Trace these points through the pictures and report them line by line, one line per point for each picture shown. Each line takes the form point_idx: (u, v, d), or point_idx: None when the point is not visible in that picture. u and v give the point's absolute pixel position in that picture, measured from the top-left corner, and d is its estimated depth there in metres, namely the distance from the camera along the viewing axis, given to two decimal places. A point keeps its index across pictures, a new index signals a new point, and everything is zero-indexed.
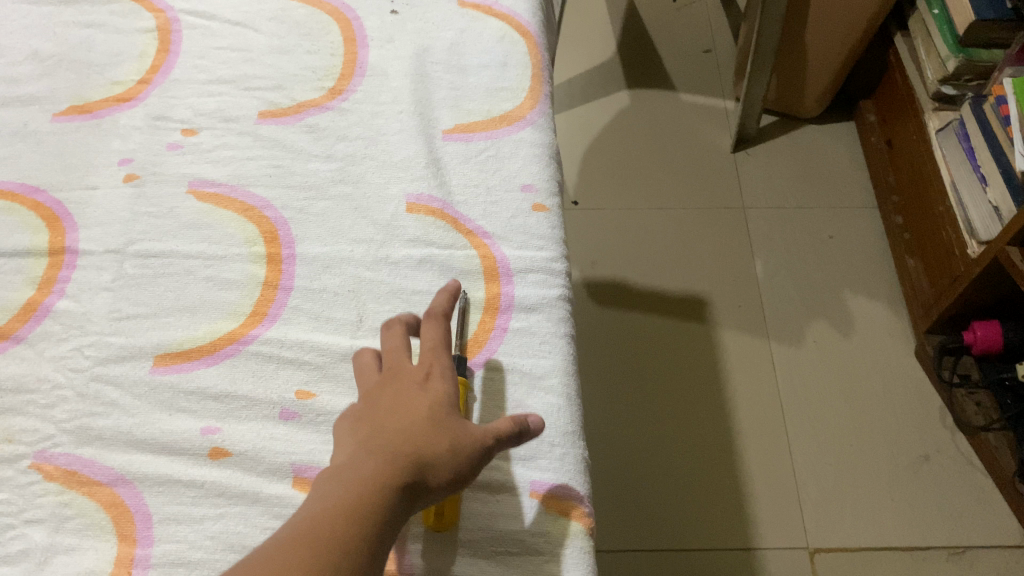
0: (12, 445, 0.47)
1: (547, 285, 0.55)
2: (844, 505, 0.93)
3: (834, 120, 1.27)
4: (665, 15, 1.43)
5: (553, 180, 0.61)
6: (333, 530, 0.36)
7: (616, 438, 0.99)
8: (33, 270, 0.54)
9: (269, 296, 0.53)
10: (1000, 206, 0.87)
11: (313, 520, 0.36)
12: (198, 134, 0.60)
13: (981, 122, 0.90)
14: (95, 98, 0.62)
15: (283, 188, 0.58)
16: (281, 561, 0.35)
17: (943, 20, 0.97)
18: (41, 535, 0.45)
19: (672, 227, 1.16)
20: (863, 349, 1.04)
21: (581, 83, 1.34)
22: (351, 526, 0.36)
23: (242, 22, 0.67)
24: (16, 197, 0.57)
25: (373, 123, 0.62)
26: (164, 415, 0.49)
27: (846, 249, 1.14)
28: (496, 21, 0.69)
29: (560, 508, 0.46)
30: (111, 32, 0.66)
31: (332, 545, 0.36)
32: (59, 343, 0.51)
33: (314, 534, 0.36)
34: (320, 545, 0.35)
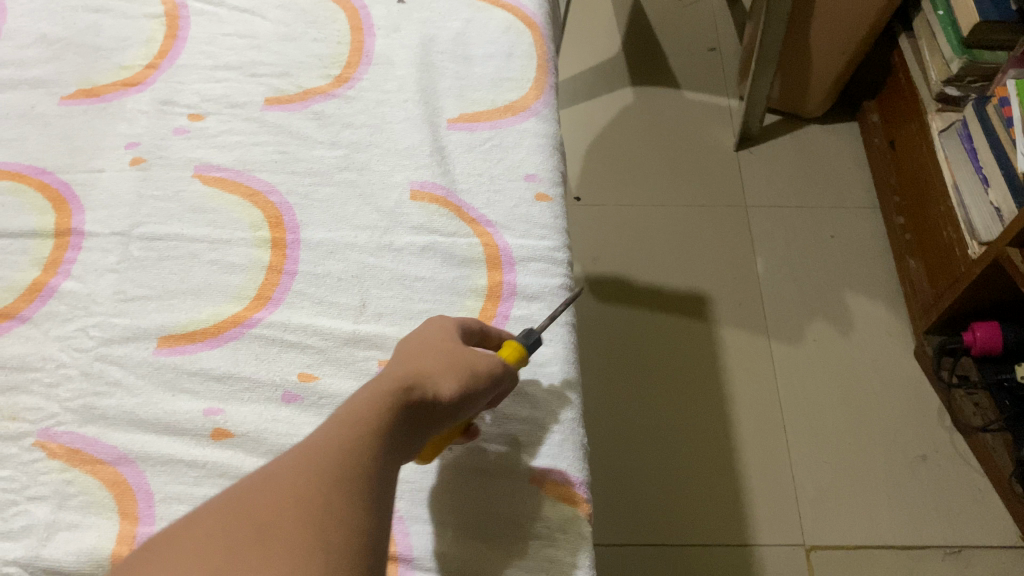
0: (16, 422, 0.48)
1: (548, 274, 0.55)
2: (841, 503, 0.93)
3: (837, 120, 1.28)
4: (670, 13, 1.43)
5: (556, 171, 0.61)
6: (373, 441, 0.35)
7: (615, 433, 0.99)
8: (39, 251, 0.54)
9: (273, 280, 0.54)
10: (1000, 206, 0.87)
11: (356, 427, 0.35)
12: (204, 119, 0.61)
13: (983, 123, 0.90)
14: (102, 83, 0.62)
15: (287, 174, 0.58)
16: (321, 454, 0.33)
17: (947, 22, 0.98)
18: (44, 511, 0.45)
19: (674, 224, 1.17)
20: (863, 348, 1.05)
21: (585, 80, 1.34)
22: (388, 447, 0.35)
23: (249, 9, 0.67)
24: (23, 178, 0.57)
25: (378, 111, 0.62)
26: (166, 396, 0.49)
27: (847, 248, 1.14)
28: (501, 12, 0.69)
29: (558, 493, 0.47)
30: (119, 17, 0.66)
31: (374, 456, 0.34)
32: (64, 323, 0.51)
33: (357, 441, 0.34)
34: (362, 454, 0.34)
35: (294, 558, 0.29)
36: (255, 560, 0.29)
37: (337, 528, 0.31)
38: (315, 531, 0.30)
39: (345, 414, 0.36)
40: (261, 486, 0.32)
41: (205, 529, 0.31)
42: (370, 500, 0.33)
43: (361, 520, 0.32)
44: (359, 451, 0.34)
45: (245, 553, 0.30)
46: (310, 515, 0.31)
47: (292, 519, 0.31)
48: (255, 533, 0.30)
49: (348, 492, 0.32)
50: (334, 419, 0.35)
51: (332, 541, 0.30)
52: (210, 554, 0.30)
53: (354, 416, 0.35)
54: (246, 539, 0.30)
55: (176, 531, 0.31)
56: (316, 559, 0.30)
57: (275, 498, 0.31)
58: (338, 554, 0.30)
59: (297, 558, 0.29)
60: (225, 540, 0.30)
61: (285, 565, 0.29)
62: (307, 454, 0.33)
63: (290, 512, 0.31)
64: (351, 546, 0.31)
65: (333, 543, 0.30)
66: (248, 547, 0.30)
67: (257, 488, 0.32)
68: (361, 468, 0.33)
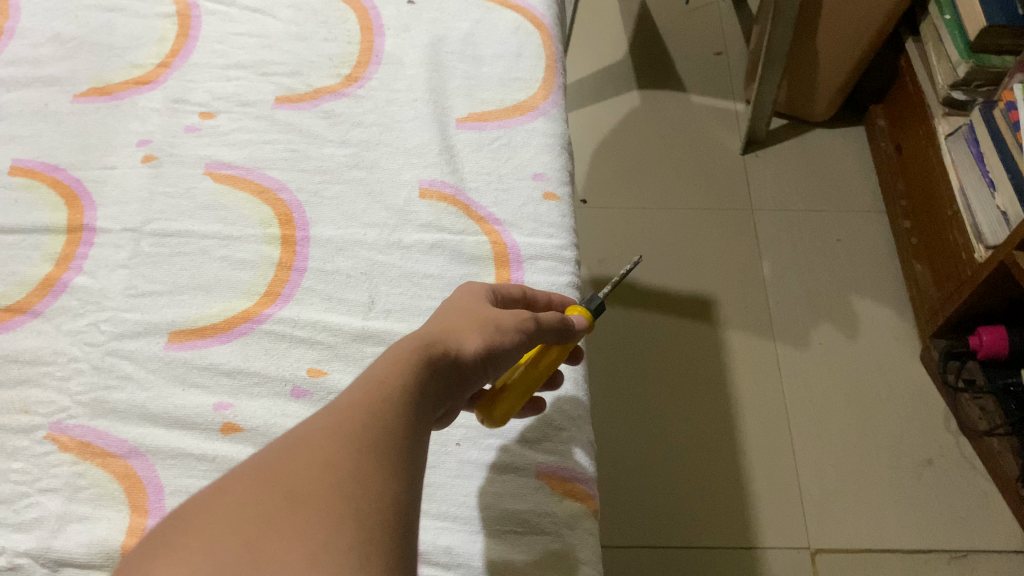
0: (28, 415, 0.48)
1: (556, 272, 0.56)
2: (847, 506, 0.93)
3: (844, 123, 1.28)
4: (676, 17, 1.43)
5: (564, 170, 0.62)
6: (399, 404, 0.35)
7: (621, 435, 0.99)
8: (52, 247, 0.54)
9: (283, 277, 0.54)
10: (1007, 211, 0.87)
11: (382, 390, 0.35)
12: (215, 118, 0.61)
13: (990, 127, 0.90)
14: (114, 81, 0.63)
15: (297, 172, 0.59)
16: (347, 422, 0.33)
17: (954, 26, 0.98)
18: (55, 503, 0.45)
19: (680, 227, 1.17)
20: (868, 351, 1.05)
21: (592, 83, 1.35)
22: (414, 411, 0.36)
23: (260, 9, 0.68)
24: (36, 175, 0.58)
25: (388, 110, 0.62)
26: (176, 390, 0.49)
27: (853, 252, 1.14)
28: (510, 13, 0.69)
29: (565, 489, 0.48)
30: (131, 16, 0.66)
31: (400, 419, 0.35)
32: (76, 317, 0.52)
33: (382, 404, 0.35)
34: (388, 418, 0.34)
35: (326, 521, 0.29)
36: (287, 522, 0.29)
37: (367, 493, 0.31)
38: (345, 496, 0.30)
39: (372, 374, 0.36)
40: (286, 452, 0.32)
41: (229, 498, 0.30)
42: (398, 469, 0.33)
43: (390, 488, 0.32)
44: (385, 418, 0.34)
45: (274, 516, 0.29)
46: (337, 482, 0.31)
47: (321, 485, 0.30)
48: (284, 497, 0.30)
49: (376, 460, 0.32)
50: (360, 382, 0.36)
51: (362, 506, 0.30)
52: (238, 518, 0.29)
53: (380, 376, 0.36)
54: (274, 503, 0.29)
55: (198, 499, 0.30)
56: (348, 522, 0.29)
57: (298, 468, 0.31)
58: (369, 519, 0.30)
59: (328, 520, 0.29)
60: (253, 505, 0.29)
61: (316, 526, 0.29)
62: (333, 423, 0.33)
63: (318, 478, 0.31)
64: (382, 511, 0.31)
65: (364, 508, 0.30)
66: (277, 511, 0.29)
67: (282, 454, 0.32)
68: (388, 431, 0.34)
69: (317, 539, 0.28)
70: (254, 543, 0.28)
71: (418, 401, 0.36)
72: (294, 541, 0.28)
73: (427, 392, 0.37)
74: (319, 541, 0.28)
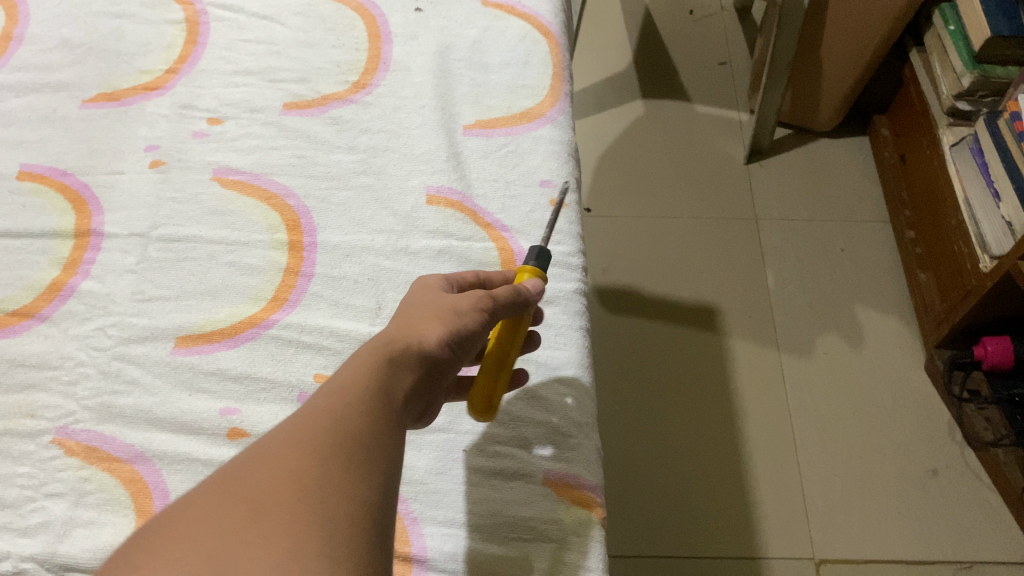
0: (35, 420, 0.48)
1: (564, 278, 0.57)
2: (852, 518, 0.93)
3: (848, 133, 1.28)
4: (681, 26, 1.43)
5: (571, 177, 0.62)
6: (368, 405, 0.35)
7: (623, 444, 0.99)
8: (59, 252, 0.54)
9: (290, 282, 0.54)
10: (1012, 221, 0.87)
11: (344, 396, 0.35)
12: (223, 123, 0.61)
13: (994, 138, 0.91)
14: (122, 87, 0.63)
15: (305, 178, 0.59)
16: (312, 432, 0.33)
17: (959, 37, 0.98)
18: (61, 508, 0.45)
19: (685, 236, 1.17)
20: (873, 361, 1.05)
21: (596, 92, 1.35)
22: (383, 407, 0.36)
23: (269, 16, 0.68)
24: (44, 179, 0.58)
25: (395, 116, 0.63)
26: (183, 395, 0.49)
27: (858, 262, 1.14)
28: (518, 21, 0.70)
29: (572, 496, 0.47)
30: (140, 23, 0.67)
31: (369, 417, 0.35)
32: (82, 322, 0.52)
33: (345, 409, 0.34)
34: (353, 420, 0.34)
35: (291, 527, 0.29)
36: (250, 533, 0.29)
37: (334, 499, 0.30)
38: (311, 502, 0.30)
39: (335, 383, 0.36)
40: (251, 466, 0.32)
41: (196, 513, 0.30)
42: (369, 474, 0.32)
43: (360, 493, 0.31)
44: (352, 424, 0.34)
45: (238, 528, 0.29)
46: (303, 489, 0.30)
47: (287, 494, 0.30)
48: (248, 508, 0.30)
49: (343, 466, 0.32)
50: (323, 393, 0.36)
51: (329, 513, 0.30)
52: (200, 535, 0.29)
53: (345, 385, 0.36)
54: (238, 517, 0.29)
55: (163, 520, 0.30)
56: (316, 527, 0.29)
57: (265, 480, 0.31)
58: (337, 523, 0.30)
59: (294, 528, 0.29)
60: (218, 517, 0.29)
61: (280, 537, 0.28)
62: (297, 435, 0.33)
63: (283, 487, 0.30)
64: (352, 515, 0.30)
65: (331, 513, 0.30)
66: (241, 522, 0.29)
67: (246, 469, 0.32)
68: (355, 436, 0.33)
69: (282, 548, 0.28)
70: (221, 556, 0.28)
71: (390, 394, 0.37)
72: (257, 551, 0.28)
73: (399, 385, 0.38)
74: (284, 550, 0.28)
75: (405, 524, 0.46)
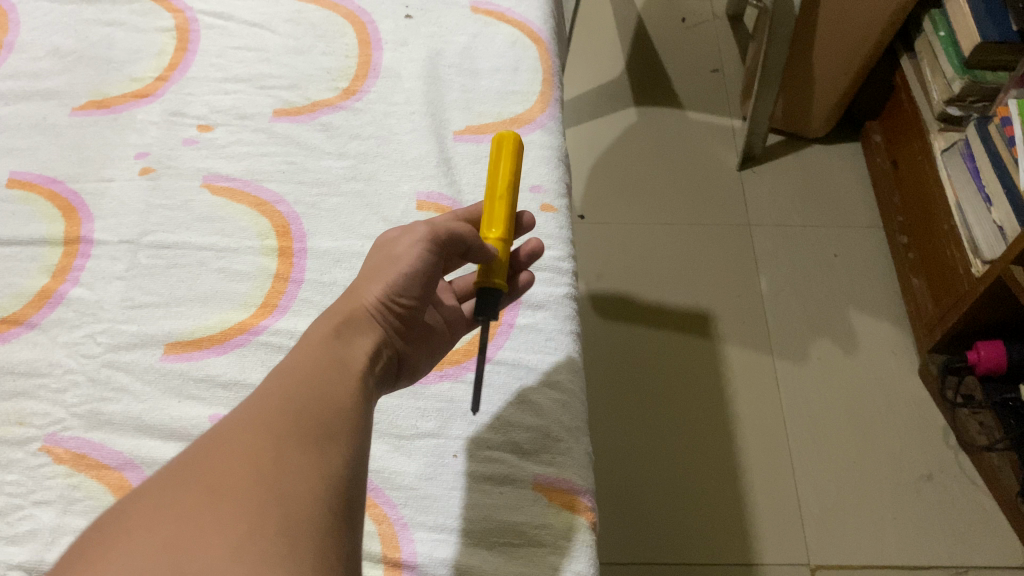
0: (23, 427, 0.48)
1: (554, 283, 0.57)
2: (846, 523, 0.93)
3: (840, 139, 1.28)
4: (673, 34, 1.44)
5: (561, 182, 0.62)
6: (321, 378, 0.38)
7: (617, 449, 0.99)
8: (48, 259, 0.54)
9: (279, 288, 0.54)
10: (1004, 225, 0.87)
11: (297, 373, 0.38)
12: (213, 130, 0.61)
13: (985, 143, 0.91)
14: (113, 94, 0.63)
15: (295, 184, 0.59)
16: (265, 415, 0.35)
17: (949, 43, 0.99)
18: (49, 516, 0.45)
19: (678, 242, 1.17)
20: (866, 365, 1.05)
21: (589, 99, 1.35)
22: (336, 376, 0.39)
23: (259, 23, 0.68)
24: (34, 187, 0.58)
25: (386, 122, 0.63)
26: (172, 402, 0.49)
27: (850, 267, 1.14)
28: (508, 27, 0.70)
29: (562, 501, 0.47)
30: (130, 31, 0.67)
31: (326, 385, 0.38)
32: (72, 329, 0.52)
33: (298, 387, 0.37)
34: (306, 395, 0.37)
35: (249, 507, 0.30)
36: (208, 514, 0.30)
37: (290, 476, 0.32)
38: (267, 481, 0.32)
39: (290, 362, 0.39)
40: (207, 452, 0.33)
41: (153, 501, 0.31)
42: (325, 452, 0.34)
43: (318, 470, 0.33)
44: (307, 403, 0.36)
45: (197, 510, 0.30)
46: (259, 470, 0.32)
47: (243, 477, 0.32)
48: (206, 492, 0.31)
49: (300, 445, 0.34)
50: (277, 373, 0.39)
51: (287, 491, 0.31)
52: (160, 521, 0.30)
53: (300, 363, 0.39)
54: (196, 499, 0.31)
55: (121, 508, 0.31)
56: (273, 506, 0.31)
57: (220, 463, 0.32)
58: (294, 502, 0.31)
59: (251, 508, 0.30)
60: (176, 502, 0.31)
61: (238, 515, 0.30)
62: (250, 419, 0.35)
63: (240, 470, 0.32)
64: (309, 492, 0.32)
65: (288, 492, 0.31)
66: (198, 504, 0.30)
67: (202, 455, 0.33)
68: (308, 413, 0.36)
69: (242, 528, 0.29)
70: (180, 539, 0.29)
71: (343, 358, 0.41)
72: (216, 528, 0.29)
73: (355, 347, 0.42)
74: (242, 527, 0.29)
75: (395, 529, 0.45)
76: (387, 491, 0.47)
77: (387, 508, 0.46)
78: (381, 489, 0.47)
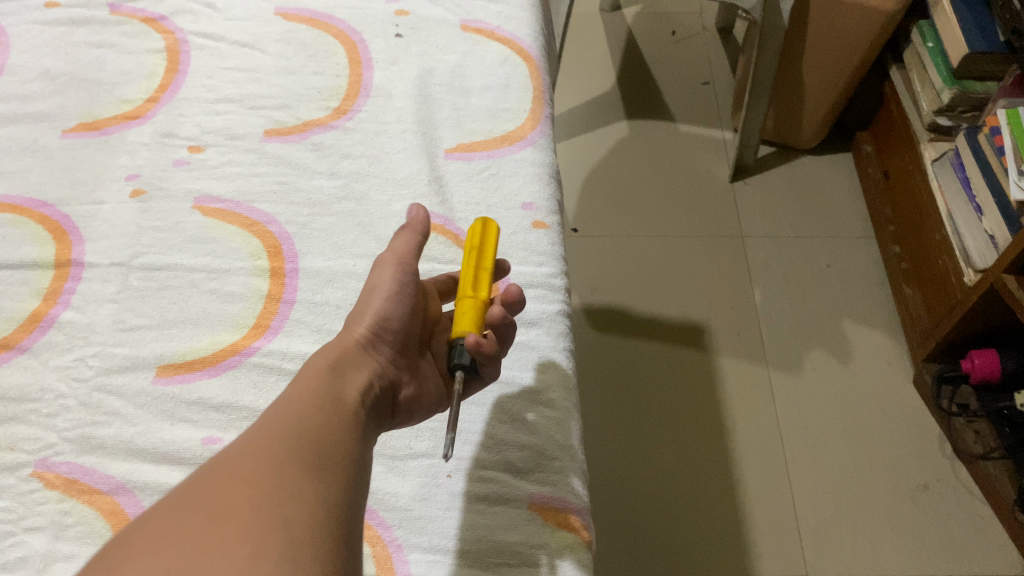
0: (14, 453, 0.47)
1: (547, 300, 0.57)
2: (844, 534, 0.93)
3: (831, 150, 1.29)
4: (663, 48, 1.45)
5: (553, 199, 0.62)
6: (318, 408, 0.38)
7: (614, 462, 0.99)
8: (39, 282, 0.54)
9: (271, 309, 0.54)
10: (995, 234, 0.88)
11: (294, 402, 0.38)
12: (204, 151, 0.61)
13: (975, 153, 0.92)
14: (103, 116, 0.63)
15: (287, 205, 0.59)
16: (265, 440, 0.35)
17: (938, 54, 0.99)
18: (40, 542, 0.44)
19: (672, 255, 1.17)
20: (860, 375, 1.05)
21: (581, 113, 1.36)
22: (333, 408, 0.39)
23: (250, 43, 0.68)
24: (24, 210, 0.57)
25: (377, 141, 0.63)
26: (165, 425, 0.49)
27: (843, 277, 1.14)
28: (498, 45, 0.70)
29: (558, 520, 0.47)
30: (121, 52, 0.67)
31: (322, 414, 0.38)
32: (63, 353, 0.51)
33: (297, 416, 0.37)
34: (306, 423, 0.37)
35: (253, 533, 0.30)
36: (212, 540, 0.30)
37: (292, 501, 0.32)
38: (270, 506, 0.32)
39: (288, 391, 0.39)
40: (208, 478, 0.33)
41: (156, 526, 0.31)
42: (325, 479, 0.34)
43: (318, 495, 0.33)
44: (306, 430, 0.36)
45: (201, 534, 0.30)
46: (262, 494, 0.32)
47: (246, 502, 0.32)
48: (210, 517, 0.31)
49: (301, 470, 0.34)
50: (276, 402, 0.38)
51: (288, 514, 0.32)
52: (165, 545, 0.30)
53: (296, 393, 0.39)
54: (200, 524, 0.31)
55: (122, 534, 0.31)
56: (277, 532, 0.31)
57: (222, 488, 0.32)
58: (297, 527, 0.31)
59: (256, 534, 0.30)
60: (180, 527, 0.31)
61: (243, 540, 0.30)
62: (251, 445, 0.35)
63: (244, 495, 0.32)
64: (311, 517, 0.32)
65: (291, 517, 0.32)
66: (202, 529, 0.30)
67: (205, 480, 0.33)
68: (307, 440, 0.36)
69: (246, 553, 0.29)
70: (184, 565, 0.29)
71: (339, 392, 0.41)
72: (222, 554, 0.29)
73: (349, 382, 0.42)
74: (247, 553, 0.30)
75: (390, 551, 0.45)
76: (381, 513, 0.47)
77: (382, 530, 0.46)
78: (375, 510, 0.47)
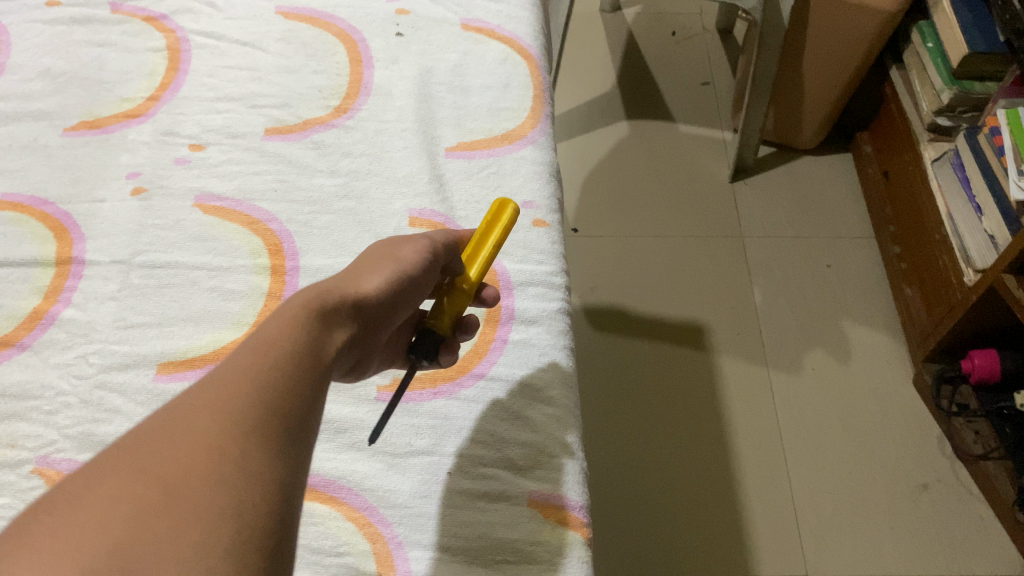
0: (15, 450, 0.48)
1: (547, 298, 0.57)
2: (844, 534, 0.93)
3: (831, 150, 1.29)
4: (663, 48, 1.45)
5: (553, 198, 0.62)
6: (295, 357, 0.35)
7: (614, 462, 0.99)
8: (40, 280, 0.54)
9: (272, 307, 0.54)
10: (994, 234, 0.88)
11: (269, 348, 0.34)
12: (205, 149, 0.62)
13: (975, 153, 0.92)
14: (104, 115, 0.63)
15: (287, 203, 0.59)
16: (226, 398, 0.32)
17: (937, 54, 1.00)
18: None
19: (672, 255, 1.17)
20: (861, 375, 1.05)
21: (582, 112, 1.36)
22: (311, 360, 0.36)
23: (250, 42, 0.68)
24: (25, 209, 0.58)
25: (377, 140, 0.63)
26: None
27: (843, 277, 1.14)
28: (498, 44, 0.70)
29: (558, 517, 0.47)
30: (122, 51, 0.67)
31: (298, 368, 0.35)
32: (64, 350, 0.51)
33: (268, 370, 0.33)
34: (278, 379, 0.33)
35: (203, 517, 0.27)
36: (159, 521, 0.27)
37: (250, 478, 0.29)
38: (224, 485, 0.29)
39: (264, 330, 0.36)
40: (160, 441, 0.30)
41: (97, 496, 0.28)
42: (288, 451, 0.31)
43: (279, 472, 0.30)
44: (274, 390, 0.33)
45: (146, 513, 0.27)
46: (217, 469, 0.29)
47: (199, 476, 0.29)
48: (157, 492, 0.28)
49: (262, 440, 0.31)
50: (248, 344, 0.35)
51: (246, 496, 0.29)
52: (105, 519, 0.27)
53: (274, 335, 0.36)
54: (147, 500, 0.28)
55: (60, 496, 0.28)
56: (229, 517, 0.28)
57: (174, 457, 0.29)
58: (251, 511, 0.28)
59: (206, 519, 0.27)
60: (123, 500, 0.28)
61: (191, 526, 0.27)
62: (210, 402, 0.32)
63: (197, 468, 0.29)
64: (268, 498, 0.29)
65: (246, 499, 0.29)
66: (148, 506, 0.27)
67: (156, 442, 0.30)
68: (275, 401, 0.32)
69: (194, 541, 0.27)
70: (125, 549, 0.26)
71: (325, 342, 0.38)
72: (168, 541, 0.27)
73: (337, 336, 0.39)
74: (195, 541, 0.27)
75: (390, 548, 0.45)
76: (382, 510, 0.47)
77: (382, 527, 0.46)
78: (375, 508, 0.47)
